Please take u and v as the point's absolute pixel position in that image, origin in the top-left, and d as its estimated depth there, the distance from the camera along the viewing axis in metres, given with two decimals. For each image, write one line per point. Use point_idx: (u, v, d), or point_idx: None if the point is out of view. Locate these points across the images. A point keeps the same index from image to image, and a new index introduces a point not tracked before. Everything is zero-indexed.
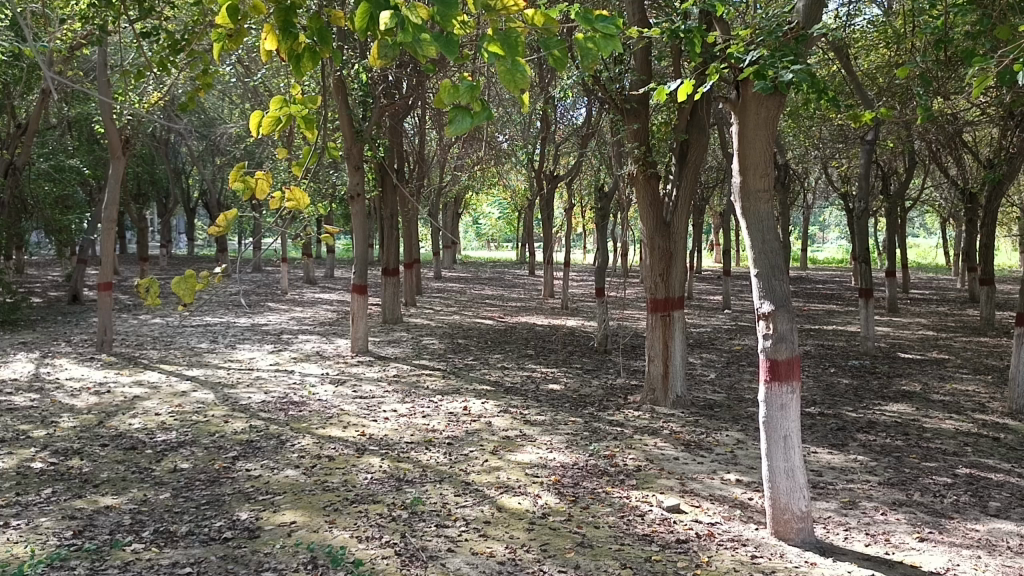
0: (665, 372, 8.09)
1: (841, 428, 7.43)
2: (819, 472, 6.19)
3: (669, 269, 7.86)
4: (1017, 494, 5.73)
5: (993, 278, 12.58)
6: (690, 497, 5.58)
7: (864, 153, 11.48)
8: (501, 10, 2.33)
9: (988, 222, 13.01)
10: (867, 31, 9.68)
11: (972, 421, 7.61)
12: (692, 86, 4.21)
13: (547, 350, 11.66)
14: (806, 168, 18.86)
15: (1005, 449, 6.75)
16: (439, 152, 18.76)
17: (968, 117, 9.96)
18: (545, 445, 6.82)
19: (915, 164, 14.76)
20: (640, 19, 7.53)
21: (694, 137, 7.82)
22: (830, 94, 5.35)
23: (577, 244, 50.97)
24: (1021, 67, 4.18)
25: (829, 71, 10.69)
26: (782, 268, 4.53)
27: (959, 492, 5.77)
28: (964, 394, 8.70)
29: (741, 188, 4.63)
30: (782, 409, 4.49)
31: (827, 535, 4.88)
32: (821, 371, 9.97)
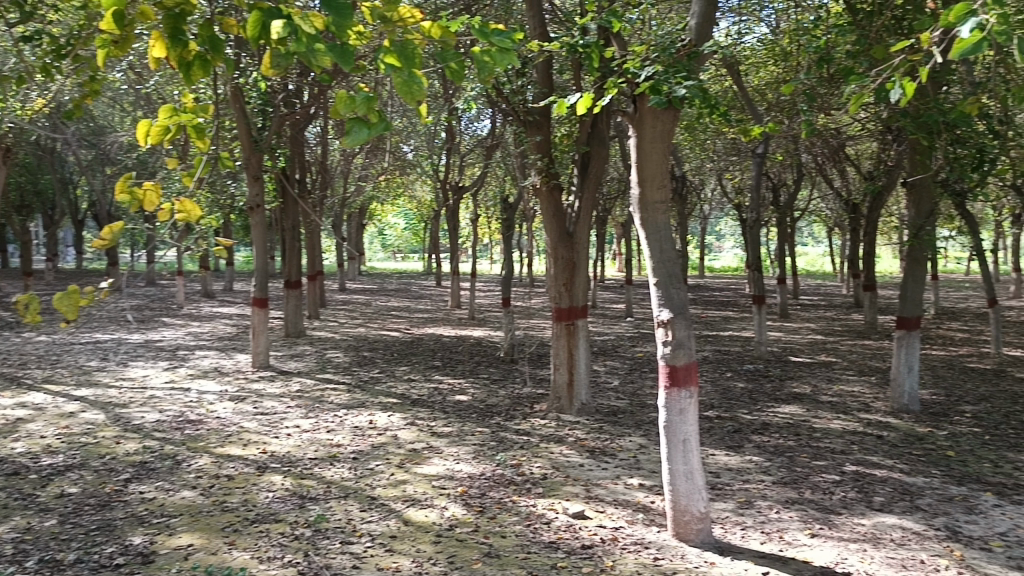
0: (570, 380, 8.21)
1: (737, 431, 7.69)
2: (716, 473, 6.41)
3: (573, 279, 7.99)
4: (899, 489, 6.04)
5: (874, 285, 13.34)
6: (594, 503, 5.67)
7: (755, 165, 11.93)
8: (398, 21, 2.34)
9: (871, 230, 13.67)
10: (756, 49, 10.10)
11: (857, 420, 8.01)
12: (590, 100, 4.36)
13: (453, 361, 11.59)
14: (703, 179, 19.51)
15: (887, 446, 7.12)
16: (343, 161, 18.53)
17: (850, 130, 10.47)
18: (451, 457, 6.79)
19: (802, 176, 15.44)
20: (541, 32, 7.67)
21: (595, 149, 8.00)
22: (722, 110, 5.58)
23: (484, 255, 50.97)
24: (892, 85, 4.37)
25: (722, 85, 11.07)
26: (680, 277, 4.69)
27: (846, 488, 6.06)
28: (850, 394, 9.15)
29: (640, 199, 4.78)
30: (680, 413, 4.64)
31: (725, 535, 5.05)
32: (718, 377, 10.27)
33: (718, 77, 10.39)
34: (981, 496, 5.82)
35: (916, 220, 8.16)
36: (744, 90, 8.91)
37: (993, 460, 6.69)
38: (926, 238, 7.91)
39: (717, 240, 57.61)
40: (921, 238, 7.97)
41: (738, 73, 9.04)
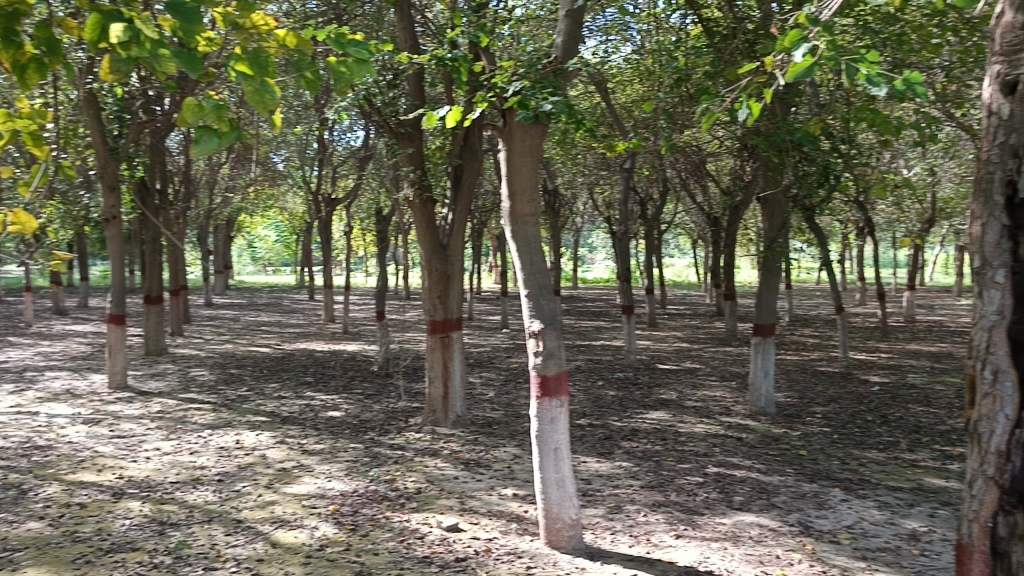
0: (445, 393, 8.19)
1: (607, 437, 7.89)
2: (587, 480, 6.54)
3: (447, 291, 7.99)
4: (757, 487, 6.36)
5: (734, 294, 14.01)
6: (468, 515, 5.67)
7: (623, 179, 12.30)
8: (250, 29, 2.28)
9: (730, 242, 14.35)
10: (622, 68, 10.45)
11: (719, 424, 8.37)
12: (459, 113, 4.40)
13: (326, 376, 11.33)
14: (574, 194, 19.97)
15: (746, 447, 7.49)
16: (209, 171, 17.82)
17: (710, 148, 10.98)
18: (323, 475, 6.63)
19: (668, 191, 16.04)
20: (411, 45, 7.66)
21: (467, 163, 8.05)
22: (588, 126, 5.74)
23: (359, 268, 50.21)
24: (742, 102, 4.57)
25: (591, 101, 11.36)
26: (550, 288, 4.78)
27: (708, 489, 6.32)
28: (713, 399, 9.56)
29: (510, 213, 4.85)
30: (552, 422, 4.72)
31: (595, 540, 5.16)
32: (590, 385, 10.50)
33: (586, 94, 10.66)
34: (830, 492, 6.20)
35: (769, 233, 8.62)
36: (611, 107, 9.18)
37: (841, 457, 7.14)
38: (779, 249, 8.37)
39: (588, 253, 59.07)
40: (774, 250, 8.42)
41: (606, 91, 9.30)
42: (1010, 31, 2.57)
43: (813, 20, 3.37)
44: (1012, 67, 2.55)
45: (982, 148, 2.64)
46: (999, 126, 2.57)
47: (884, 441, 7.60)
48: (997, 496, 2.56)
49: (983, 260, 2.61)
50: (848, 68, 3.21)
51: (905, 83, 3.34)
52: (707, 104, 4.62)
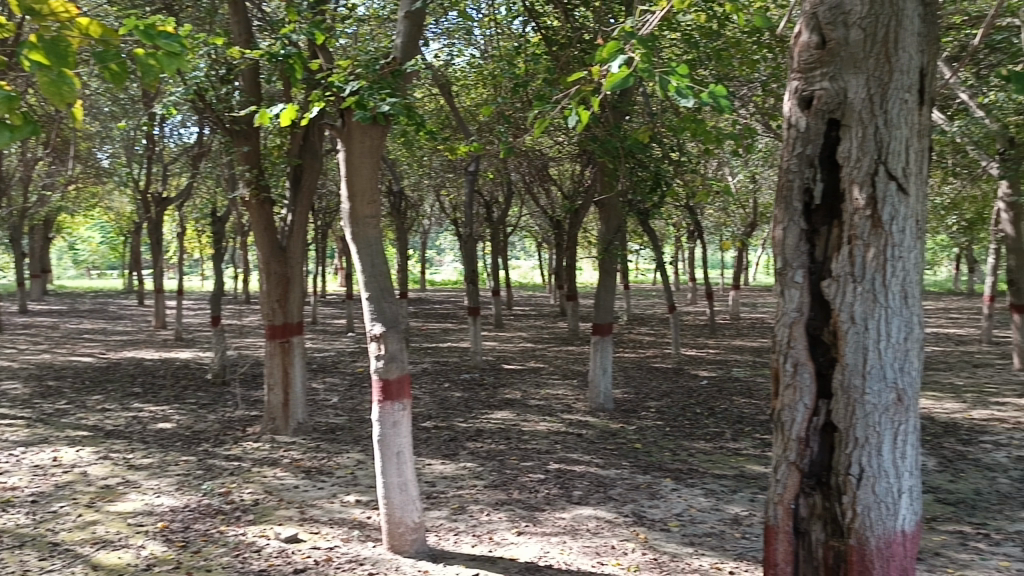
0: (285, 400, 7.93)
1: (452, 439, 7.92)
2: (431, 482, 6.54)
3: (287, 294, 7.74)
4: (595, 481, 6.58)
5: (576, 295, 14.44)
6: (309, 524, 5.53)
7: (468, 182, 12.38)
8: (48, 15, 2.13)
9: (572, 245, 14.76)
10: (465, 72, 10.53)
11: (560, 421, 8.59)
12: (295, 111, 4.28)
13: (156, 386, 10.71)
14: (420, 197, 19.91)
15: (586, 443, 7.72)
16: (22, 166, 16.39)
17: (551, 152, 11.24)
18: (151, 491, 6.26)
19: (512, 194, 16.29)
20: (246, 39, 7.38)
21: (307, 162, 7.84)
22: (428, 128, 5.73)
23: (195, 272, 47.81)
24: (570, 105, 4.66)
25: (436, 103, 11.35)
26: (391, 291, 4.73)
27: (549, 485, 6.48)
28: (555, 397, 9.81)
29: (350, 214, 4.78)
30: (394, 425, 4.68)
31: (438, 542, 5.16)
32: (436, 387, 10.50)
33: (429, 96, 10.65)
34: (662, 482, 6.51)
35: (607, 235, 8.93)
36: (455, 109, 9.22)
37: (672, 448, 7.52)
38: (615, 251, 8.69)
39: (436, 255, 59.07)
40: (611, 251, 8.72)
41: (450, 93, 9.32)
42: (805, 49, 2.75)
43: (632, 32, 3.52)
44: (807, 83, 2.75)
45: (784, 158, 2.84)
46: (797, 138, 2.77)
47: (711, 432, 8.07)
48: (798, 479, 2.73)
49: (785, 261, 2.81)
50: (661, 80, 3.35)
51: (711, 95, 3.56)
52: (536, 110, 4.65)
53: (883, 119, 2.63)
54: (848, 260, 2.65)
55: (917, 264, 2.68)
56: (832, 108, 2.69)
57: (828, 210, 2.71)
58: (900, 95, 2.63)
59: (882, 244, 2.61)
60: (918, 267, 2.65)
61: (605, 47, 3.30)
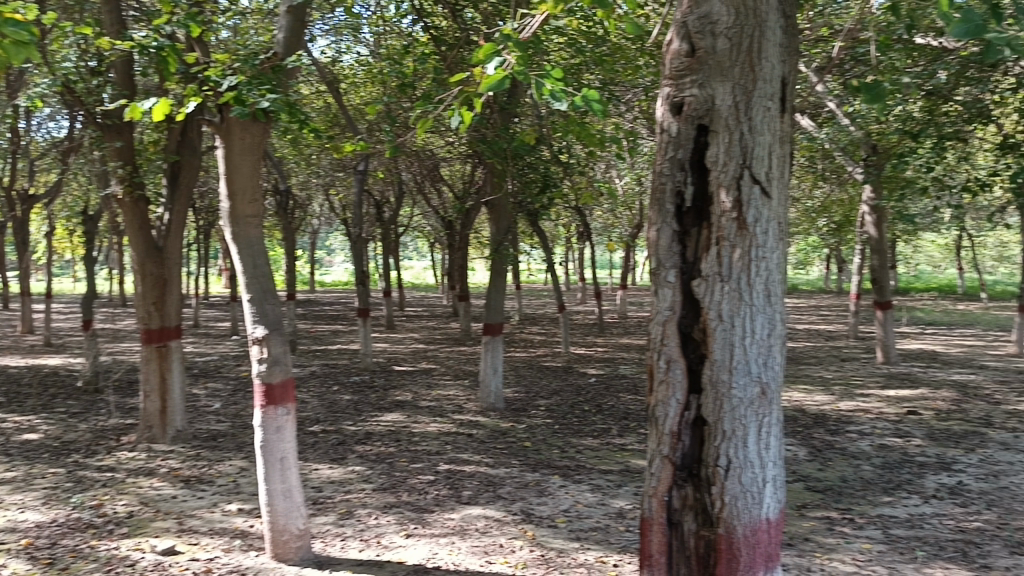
0: (162, 407, 7.60)
1: (340, 443, 7.79)
2: (318, 488, 6.41)
3: (164, 296, 7.43)
4: (485, 481, 6.61)
5: (468, 296, 14.45)
6: (187, 535, 5.32)
7: (357, 181, 12.18)
8: None
9: (464, 245, 14.77)
10: (353, 70, 10.37)
11: (451, 422, 8.59)
12: (169, 105, 4.11)
13: (21, 395, 10.05)
14: (308, 196, 19.48)
15: (476, 443, 7.74)
16: None
17: (442, 152, 11.20)
18: (15, 506, 5.88)
19: (403, 194, 16.15)
20: (118, 30, 7.04)
21: (186, 160, 7.54)
22: (311, 126, 5.61)
23: (66, 274, 45.17)
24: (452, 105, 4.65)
25: (323, 100, 11.13)
26: (273, 292, 4.61)
27: (438, 486, 6.46)
28: (446, 398, 9.79)
29: (229, 213, 4.62)
30: (277, 431, 4.56)
31: (324, 548, 5.06)
32: (324, 391, 10.29)
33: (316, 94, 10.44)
34: (550, 480, 6.60)
35: (496, 236, 8.97)
36: (343, 106, 9.06)
37: (561, 446, 7.63)
38: (505, 252, 8.73)
39: (327, 256, 57.90)
40: (501, 252, 8.77)
41: (337, 91, 9.16)
42: (676, 56, 2.85)
43: (509, 35, 3.56)
44: (678, 90, 2.84)
45: (657, 161, 2.92)
46: (669, 143, 2.86)
47: (599, 429, 8.23)
48: (671, 472, 2.82)
49: (658, 261, 2.89)
50: (536, 83, 3.40)
51: (583, 99, 3.65)
52: (418, 112, 4.60)
53: (748, 126, 2.75)
54: (716, 260, 2.76)
55: (779, 264, 2.82)
56: (701, 114, 2.79)
57: (698, 213, 2.80)
58: (763, 102, 2.76)
59: (747, 246, 2.73)
60: (780, 267, 2.79)
61: (480, 48, 3.32)
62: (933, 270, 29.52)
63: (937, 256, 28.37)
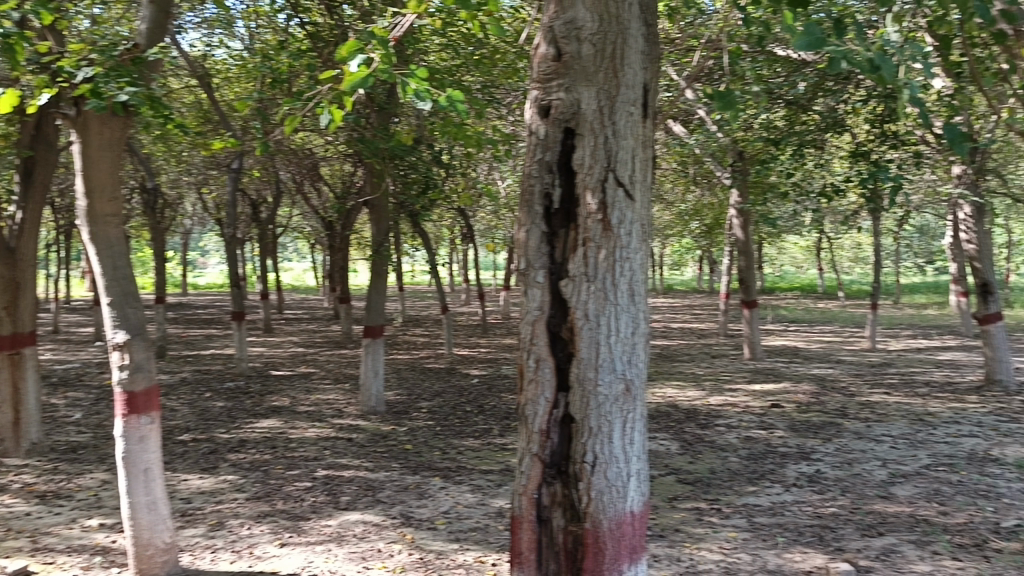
0: (15, 418, 7.10)
1: (212, 451, 7.50)
2: (187, 499, 6.14)
3: (16, 300, 6.94)
4: (364, 485, 6.51)
5: (348, 298, 14.20)
6: (42, 554, 4.99)
7: (232, 179, 11.76)
8: None
9: (344, 246, 14.51)
10: (226, 64, 10.00)
11: (330, 427, 8.42)
12: (15, 96, 3.83)
13: None
14: (180, 196, 18.66)
15: (356, 447, 7.62)
16: None
17: (320, 151, 10.96)
18: None
19: (280, 194, 15.71)
20: None
21: (40, 155, 7.07)
22: (178, 122, 5.37)
23: None
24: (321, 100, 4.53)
25: (193, 95, 10.68)
26: (135, 296, 4.39)
27: (315, 493, 6.32)
28: (325, 402, 9.59)
29: (86, 212, 4.36)
30: (140, 441, 4.34)
31: (193, 561, 4.86)
32: (196, 398, 9.88)
33: (186, 90, 10.02)
34: (430, 482, 6.57)
35: (376, 237, 8.84)
36: (214, 101, 8.72)
37: (442, 448, 7.62)
38: (386, 253, 8.61)
39: (202, 258, 55.65)
40: (381, 253, 8.64)
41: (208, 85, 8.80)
42: (544, 60, 2.89)
43: (372, 33, 3.51)
44: (546, 93, 2.88)
45: (525, 163, 2.96)
46: (537, 145, 2.89)
47: (480, 429, 8.27)
48: (541, 469, 2.86)
49: (528, 262, 2.92)
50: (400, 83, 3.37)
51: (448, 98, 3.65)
52: (284, 108, 4.43)
53: (612, 130, 2.82)
54: (583, 261, 2.81)
55: (643, 264, 2.90)
56: (567, 118, 2.84)
57: (566, 214, 2.85)
58: (626, 108, 2.84)
59: (612, 246, 2.81)
60: (643, 268, 2.87)
61: (344, 44, 3.19)
62: (797, 271, 31.16)
63: (800, 258, 29.99)
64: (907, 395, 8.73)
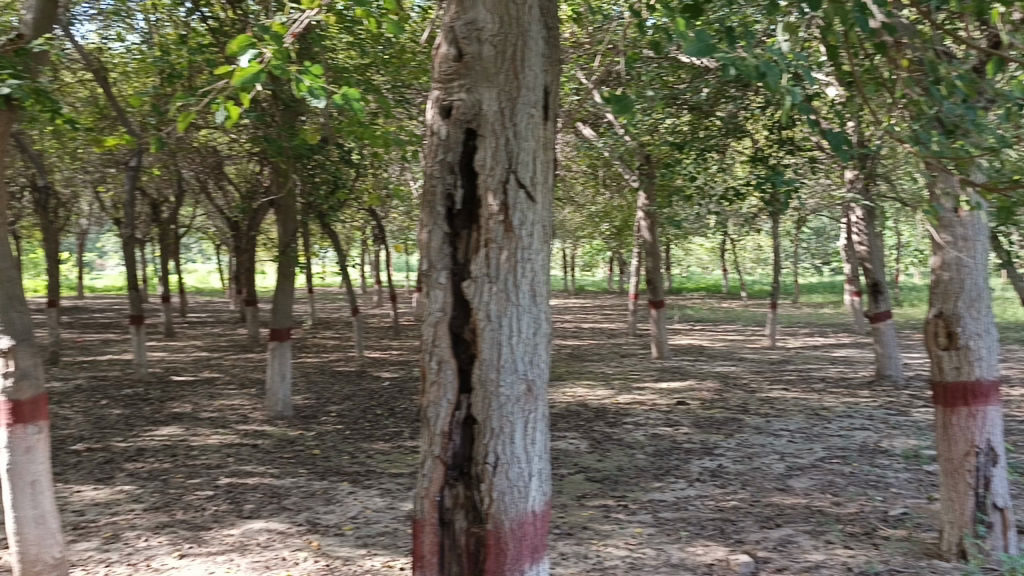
0: None
1: (108, 461, 7.18)
2: (79, 512, 5.86)
3: None
4: (269, 492, 6.36)
5: (255, 301, 13.84)
6: None
7: (130, 177, 11.30)
8: None
9: (250, 247, 14.13)
10: (122, 58, 9.61)
11: (234, 433, 8.18)
12: None
13: None
14: (74, 195, 17.82)
15: (261, 454, 7.43)
16: None
17: (225, 149, 10.64)
18: None
19: (183, 193, 15.19)
20: None
21: None
22: (67, 117, 5.12)
23: None
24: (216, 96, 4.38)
25: (88, 89, 10.21)
26: (21, 299, 4.14)
27: (218, 501, 6.13)
28: (229, 408, 9.32)
29: None
30: (27, 453, 4.11)
31: None
32: (92, 406, 9.45)
33: (79, 83, 9.57)
34: (338, 487, 6.47)
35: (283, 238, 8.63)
36: (111, 95, 8.36)
37: (350, 452, 7.50)
38: (293, 254, 8.41)
39: (100, 259, 53.31)
40: (288, 254, 8.44)
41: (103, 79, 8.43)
42: (445, 60, 2.88)
43: (268, 29, 3.40)
44: (447, 93, 2.88)
45: (427, 163, 2.94)
46: (439, 146, 2.88)
47: (390, 432, 8.18)
48: (443, 472, 2.85)
49: (429, 263, 2.90)
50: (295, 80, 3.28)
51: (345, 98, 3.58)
52: (177, 105, 4.22)
53: (513, 131, 2.83)
54: (484, 261, 2.82)
55: (544, 265, 2.92)
56: (469, 119, 2.84)
57: (468, 214, 2.85)
58: (527, 110, 2.85)
59: (513, 247, 2.82)
60: (544, 269, 2.89)
61: (235, 38, 3.06)
62: (703, 271, 32.04)
63: (706, 258, 30.89)
64: (804, 390, 9.08)
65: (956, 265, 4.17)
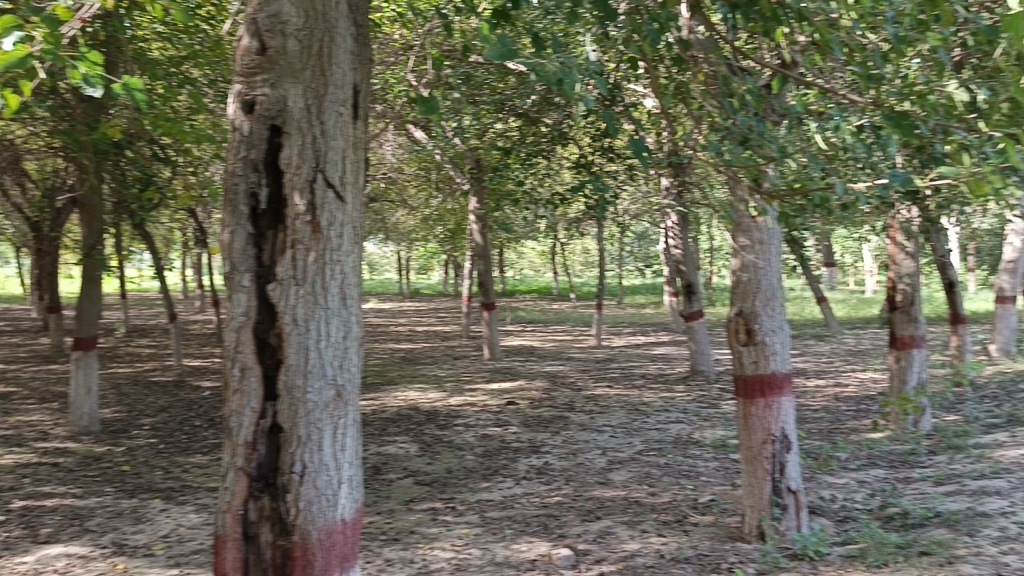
0: None
1: None
2: None
3: None
4: (70, 514, 5.87)
5: (59, 307, 12.79)
6: None
7: None
8: None
9: (54, 249, 13.04)
10: None
11: (31, 451, 7.50)
12: None
13: None
14: None
15: (62, 473, 6.85)
16: None
17: (21, 143, 9.75)
18: None
19: None
20: None
21: None
22: None
23: None
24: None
25: None
26: None
27: (9, 527, 5.59)
28: (26, 425, 8.54)
29: None
30: None
31: None
32: None
33: None
34: (148, 505, 6.06)
35: (87, 240, 8.03)
36: None
37: (164, 467, 7.07)
38: (98, 257, 7.82)
39: None
40: (93, 256, 7.85)
41: None
42: (247, 53, 2.77)
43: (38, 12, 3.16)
44: (250, 88, 2.76)
45: (229, 161, 2.81)
46: (241, 142, 2.76)
47: (209, 444, 7.79)
48: (246, 484, 2.72)
49: (232, 265, 2.77)
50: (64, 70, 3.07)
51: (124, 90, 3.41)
52: None
53: (320, 130, 2.75)
54: (291, 264, 2.72)
55: (355, 267, 2.86)
56: (273, 115, 2.74)
57: (273, 214, 2.75)
58: (335, 108, 2.78)
59: (321, 249, 2.73)
60: (355, 271, 2.83)
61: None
62: (535, 274, 32.80)
63: (538, 262, 31.63)
64: (626, 387, 9.47)
65: (753, 266, 4.47)
